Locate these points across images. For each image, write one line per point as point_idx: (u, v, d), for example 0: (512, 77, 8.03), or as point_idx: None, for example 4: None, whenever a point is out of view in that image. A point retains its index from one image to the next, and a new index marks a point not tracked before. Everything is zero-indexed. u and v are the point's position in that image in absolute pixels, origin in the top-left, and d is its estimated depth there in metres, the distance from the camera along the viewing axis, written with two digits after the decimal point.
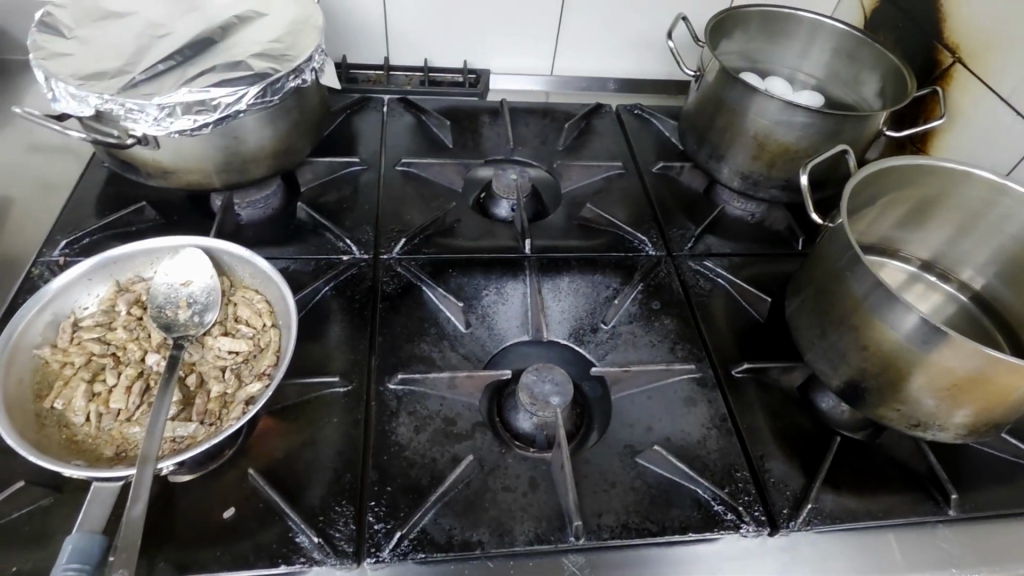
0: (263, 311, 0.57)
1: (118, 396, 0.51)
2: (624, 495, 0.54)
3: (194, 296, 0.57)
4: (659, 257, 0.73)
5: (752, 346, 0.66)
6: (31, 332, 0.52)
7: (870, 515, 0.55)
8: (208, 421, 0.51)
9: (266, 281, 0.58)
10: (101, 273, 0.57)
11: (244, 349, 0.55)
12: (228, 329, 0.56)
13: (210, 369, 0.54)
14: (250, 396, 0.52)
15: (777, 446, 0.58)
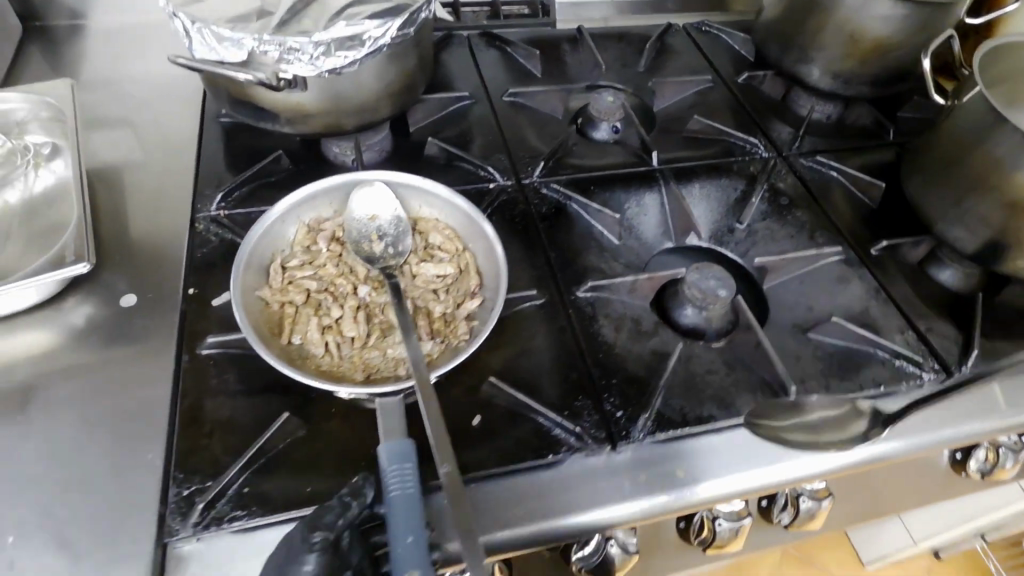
0: (454, 235, 0.60)
1: (349, 325, 0.54)
2: (814, 364, 0.60)
3: (385, 229, 0.59)
4: (772, 159, 0.78)
5: (879, 227, 0.72)
6: (250, 276, 0.54)
7: (1020, 354, 0.62)
8: (438, 339, 0.55)
9: (450, 208, 0.61)
10: (292, 216, 0.58)
11: (449, 273, 0.58)
12: (426, 255, 0.59)
13: (421, 292, 0.57)
14: (471, 312, 0.56)
15: (929, 308, 0.65)
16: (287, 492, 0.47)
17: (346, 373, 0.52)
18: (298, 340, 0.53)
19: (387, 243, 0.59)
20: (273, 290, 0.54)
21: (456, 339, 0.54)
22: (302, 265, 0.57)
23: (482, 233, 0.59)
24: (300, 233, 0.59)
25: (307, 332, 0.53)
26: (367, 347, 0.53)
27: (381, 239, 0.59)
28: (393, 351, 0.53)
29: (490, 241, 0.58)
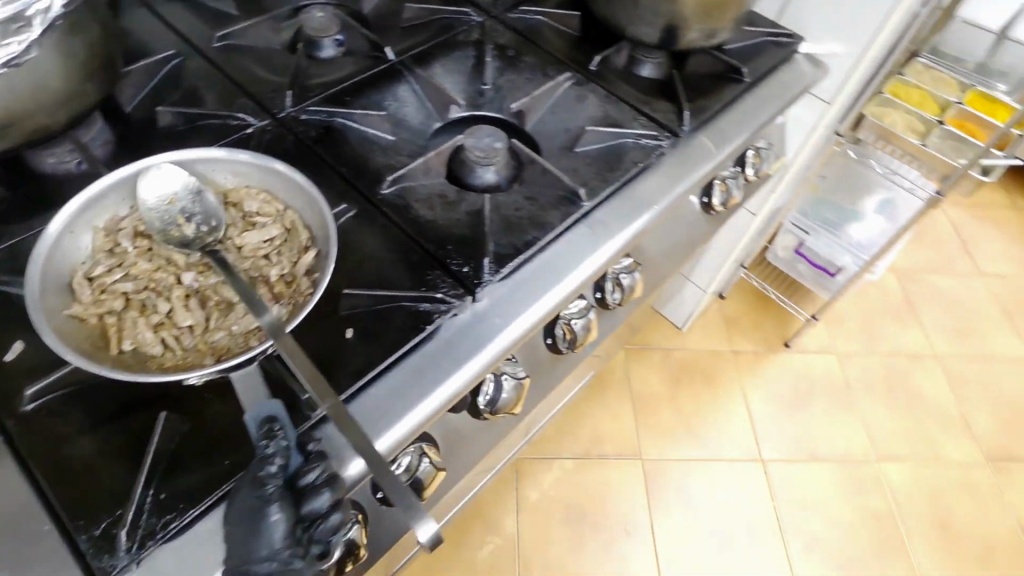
0: (270, 198, 0.60)
1: (182, 315, 0.52)
2: (589, 169, 0.72)
3: (188, 208, 0.55)
4: (485, 20, 0.86)
5: (588, 49, 0.85)
6: (49, 297, 0.50)
7: (715, 103, 0.82)
8: (283, 301, 0.55)
9: (255, 171, 0.60)
10: (79, 222, 0.55)
11: (276, 233, 0.58)
12: (251, 224, 0.58)
13: (254, 262, 0.57)
14: (309, 263, 0.56)
15: (646, 96, 0.81)
16: (204, 480, 0.46)
17: (193, 363, 0.50)
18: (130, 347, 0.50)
19: (199, 223, 0.56)
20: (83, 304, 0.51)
21: (300, 294, 0.55)
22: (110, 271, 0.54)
23: (296, 187, 0.59)
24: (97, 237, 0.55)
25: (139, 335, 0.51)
26: (208, 332, 0.52)
27: (190, 222, 0.55)
28: (238, 326, 0.52)
29: (306, 190, 0.58)
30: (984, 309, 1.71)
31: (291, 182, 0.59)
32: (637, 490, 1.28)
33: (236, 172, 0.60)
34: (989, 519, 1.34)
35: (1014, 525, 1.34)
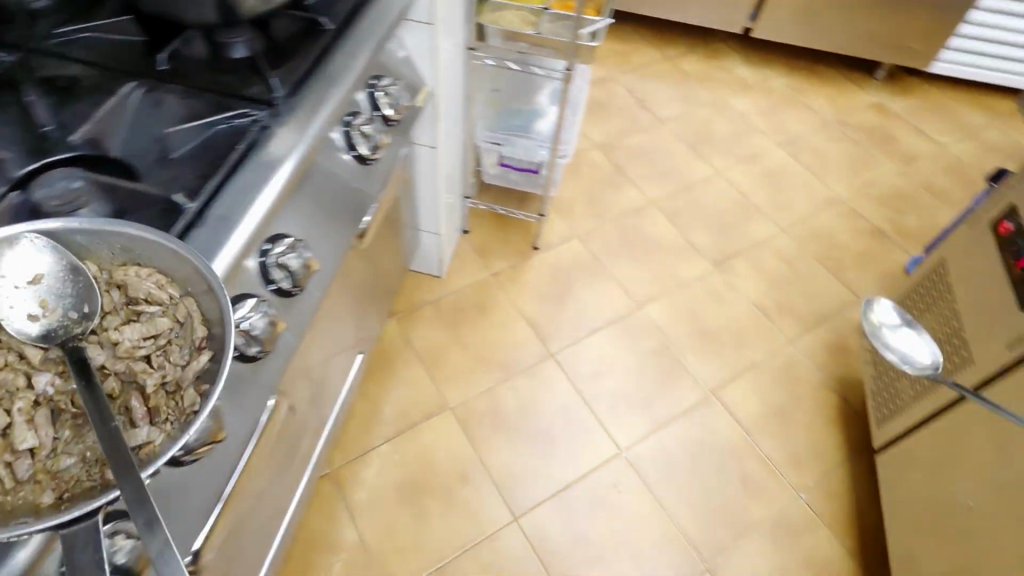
0: (161, 287, 0.50)
1: (20, 436, 0.43)
2: (186, 171, 0.67)
3: (52, 290, 0.47)
4: (18, 57, 0.75)
5: (153, 49, 0.78)
6: None
7: (305, 59, 0.80)
8: (159, 418, 0.47)
9: (141, 249, 0.50)
10: None
11: (162, 326, 0.50)
12: (133, 317, 0.50)
13: (124, 356, 0.49)
14: (198, 376, 0.49)
15: (231, 76, 0.77)
16: None
17: (25, 499, 0.41)
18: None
19: (67, 308, 0.48)
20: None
21: (183, 411, 0.48)
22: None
23: (192, 288, 0.51)
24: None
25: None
26: (51, 456, 0.43)
27: (45, 315, 0.47)
28: (93, 451, 0.45)
29: (212, 287, 0.49)
30: (676, 151, 1.99)
31: (201, 278, 0.49)
32: (458, 436, 1.32)
33: (126, 247, 0.50)
34: (733, 313, 1.59)
35: (751, 308, 1.61)
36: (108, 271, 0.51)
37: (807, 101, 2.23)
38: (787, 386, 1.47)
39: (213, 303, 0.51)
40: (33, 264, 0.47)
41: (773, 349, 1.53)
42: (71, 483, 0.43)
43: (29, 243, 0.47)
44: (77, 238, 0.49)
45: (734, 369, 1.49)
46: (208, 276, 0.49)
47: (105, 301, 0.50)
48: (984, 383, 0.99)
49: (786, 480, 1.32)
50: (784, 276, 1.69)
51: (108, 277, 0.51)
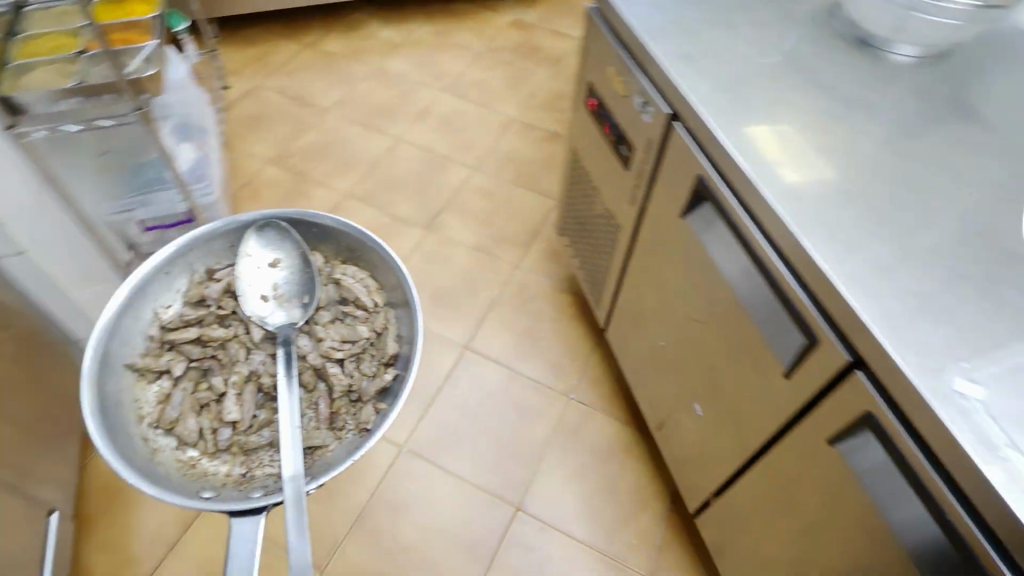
0: (367, 291, 0.87)
1: (241, 403, 0.83)
2: None
3: (279, 292, 0.89)
4: None
5: None
6: (133, 341, 0.77)
7: None
8: (337, 425, 0.80)
9: (339, 235, 0.87)
10: (170, 277, 0.83)
11: (360, 342, 0.88)
12: (354, 350, 0.88)
13: (329, 373, 0.85)
14: (376, 399, 0.81)
15: None
16: None
17: (219, 467, 0.76)
18: (187, 435, 0.77)
19: (305, 300, 0.89)
20: (177, 387, 0.82)
21: (358, 425, 0.80)
22: (172, 381, 0.82)
23: (389, 303, 0.86)
24: (192, 283, 0.87)
25: (223, 438, 0.79)
26: (328, 362, 0.87)
27: (270, 300, 0.89)
28: (364, 383, 0.84)
29: (397, 285, 0.82)
30: (350, 134, 1.94)
31: (398, 291, 0.83)
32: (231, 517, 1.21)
33: (328, 252, 0.90)
34: (457, 265, 1.62)
35: (471, 252, 1.66)
36: (326, 277, 0.90)
37: (454, 40, 2.30)
38: (526, 307, 1.55)
39: (389, 277, 0.84)
40: (269, 260, 0.88)
41: (503, 280, 1.60)
42: (253, 463, 0.77)
43: (282, 230, 0.86)
44: (297, 245, 0.88)
45: (475, 315, 1.53)
46: (372, 274, 0.86)
47: (325, 294, 0.90)
48: (636, 237, 1.08)
49: (552, 389, 1.41)
50: (489, 210, 1.76)
51: (328, 279, 0.90)
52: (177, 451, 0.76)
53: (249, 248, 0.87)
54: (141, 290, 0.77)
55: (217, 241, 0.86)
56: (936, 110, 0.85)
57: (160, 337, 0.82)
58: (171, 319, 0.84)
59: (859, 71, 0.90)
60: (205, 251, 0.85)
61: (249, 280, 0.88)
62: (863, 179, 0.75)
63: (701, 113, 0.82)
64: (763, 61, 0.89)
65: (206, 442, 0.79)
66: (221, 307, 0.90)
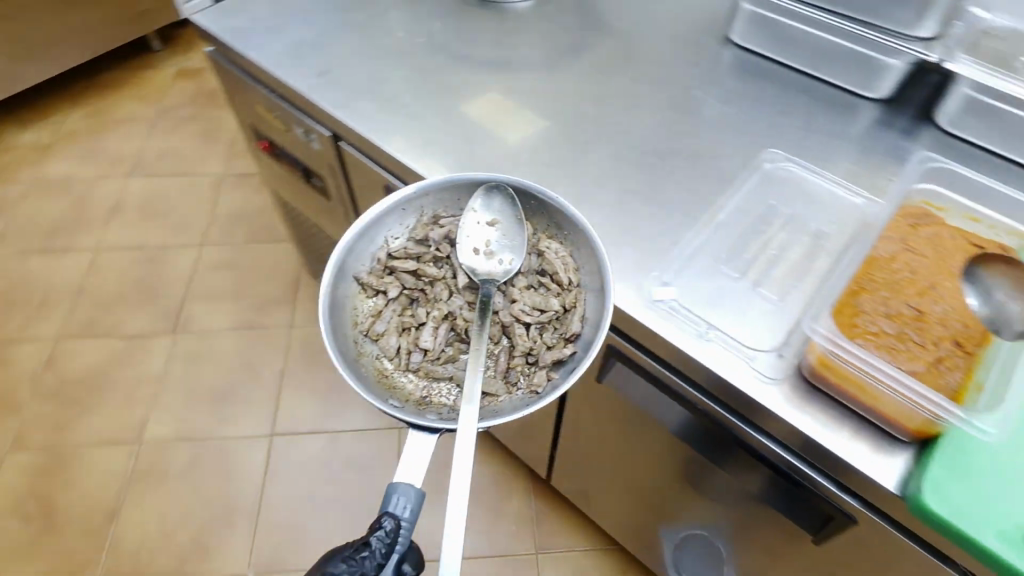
0: (568, 266, 0.64)
1: (428, 338, 0.63)
2: None
3: (491, 244, 0.66)
4: None
5: None
6: (354, 260, 0.63)
7: None
8: (514, 381, 0.60)
9: (570, 226, 0.64)
10: (398, 211, 0.66)
11: (554, 308, 0.63)
12: (545, 321, 0.62)
13: (514, 328, 0.62)
14: (553, 362, 0.59)
15: None
16: None
17: (397, 388, 0.59)
18: (387, 348, 0.61)
19: (500, 255, 0.66)
20: (390, 307, 0.64)
21: (529, 387, 0.59)
22: (388, 300, 0.64)
23: (592, 284, 0.62)
24: (415, 223, 0.67)
25: (414, 359, 0.61)
26: (508, 313, 0.63)
27: (491, 258, 0.66)
28: (540, 356, 0.61)
29: (599, 265, 0.61)
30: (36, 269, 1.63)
31: (596, 262, 0.62)
32: None
33: (552, 225, 0.66)
34: (226, 354, 1.47)
35: (236, 334, 1.50)
36: (535, 242, 0.67)
37: (117, 116, 2.01)
38: (319, 361, 1.46)
39: (591, 270, 0.62)
40: (485, 210, 0.67)
41: (284, 346, 1.48)
42: (433, 395, 0.59)
43: (501, 194, 0.67)
44: (529, 203, 0.66)
45: (270, 396, 1.40)
46: (577, 225, 0.63)
47: (529, 262, 0.66)
48: None
49: (380, 428, 1.36)
50: (236, 281, 1.60)
51: (534, 245, 0.67)
52: (378, 359, 0.60)
53: (474, 208, 0.67)
54: (374, 218, 0.64)
55: (446, 188, 0.66)
56: (563, 42, 0.91)
57: (388, 262, 0.65)
58: (398, 248, 0.66)
59: (487, 31, 0.92)
60: (429, 197, 0.67)
61: (470, 229, 0.66)
62: (524, 134, 0.78)
63: (357, 130, 0.79)
64: (398, 53, 0.88)
65: (400, 356, 0.61)
66: (425, 257, 0.67)
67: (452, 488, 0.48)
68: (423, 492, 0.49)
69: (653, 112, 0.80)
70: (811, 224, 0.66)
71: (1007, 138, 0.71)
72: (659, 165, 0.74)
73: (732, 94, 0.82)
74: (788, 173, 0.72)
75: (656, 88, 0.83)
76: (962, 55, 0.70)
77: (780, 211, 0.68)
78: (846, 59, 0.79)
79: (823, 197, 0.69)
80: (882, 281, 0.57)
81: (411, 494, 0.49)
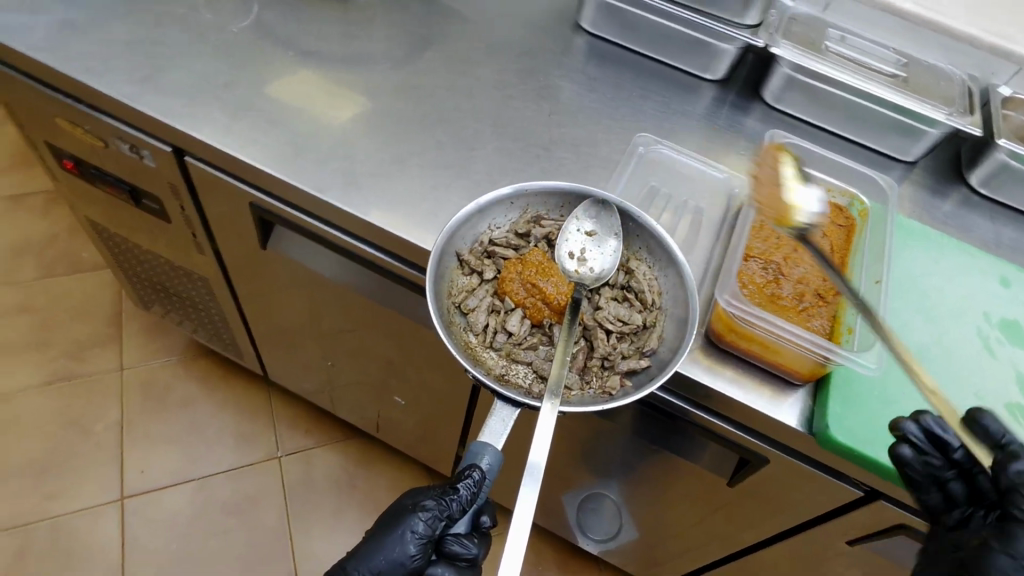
0: (653, 290, 0.62)
1: (516, 322, 0.62)
2: None
3: (585, 253, 0.64)
4: None
5: None
6: (460, 235, 0.62)
7: None
8: (588, 378, 0.60)
9: (657, 249, 0.62)
10: (507, 200, 0.65)
11: (635, 322, 0.62)
12: (625, 332, 0.62)
13: (596, 333, 0.61)
14: (628, 371, 0.59)
15: None
16: None
17: (485, 361, 0.60)
18: (475, 324, 0.62)
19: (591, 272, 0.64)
20: (483, 287, 0.64)
21: (602, 387, 0.58)
22: (485, 281, 0.64)
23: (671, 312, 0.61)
24: (519, 219, 0.66)
25: (499, 339, 0.62)
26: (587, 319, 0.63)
27: (583, 263, 0.63)
28: (613, 367, 0.60)
29: (685, 292, 0.59)
30: None
31: (681, 293, 0.60)
32: None
33: (644, 248, 0.64)
34: (41, 417, 1.22)
35: (48, 390, 1.25)
36: (624, 258, 0.65)
37: None
38: (165, 404, 1.27)
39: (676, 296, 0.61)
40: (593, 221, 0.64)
41: (118, 393, 1.27)
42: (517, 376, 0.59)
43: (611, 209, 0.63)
44: (629, 224, 0.63)
45: (111, 455, 1.20)
46: (667, 252, 0.61)
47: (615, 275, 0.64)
48: (229, 279, 0.92)
49: (256, 462, 1.23)
50: (35, 325, 1.32)
51: (622, 260, 0.64)
52: (464, 331, 0.61)
53: (578, 215, 0.64)
54: (482, 205, 0.63)
55: (555, 192, 0.64)
56: (419, 31, 0.87)
57: (488, 245, 0.65)
58: (501, 236, 0.65)
59: (334, 22, 0.85)
60: (535, 197, 0.65)
61: (570, 236, 0.64)
62: (401, 133, 0.74)
63: (208, 141, 0.68)
64: (236, 49, 0.78)
65: (486, 334, 0.62)
66: (523, 250, 0.65)
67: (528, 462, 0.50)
68: (502, 455, 0.55)
69: (525, 103, 0.81)
70: (689, 202, 0.72)
71: (822, 111, 0.83)
72: (544, 157, 0.75)
73: (592, 80, 0.86)
74: (660, 156, 0.77)
75: (522, 78, 0.84)
76: (783, 40, 0.78)
77: (660, 192, 0.73)
78: (687, 45, 0.85)
79: (693, 175, 0.75)
80: (530, 301, 0.63)
81: (492, 453, 0.54)
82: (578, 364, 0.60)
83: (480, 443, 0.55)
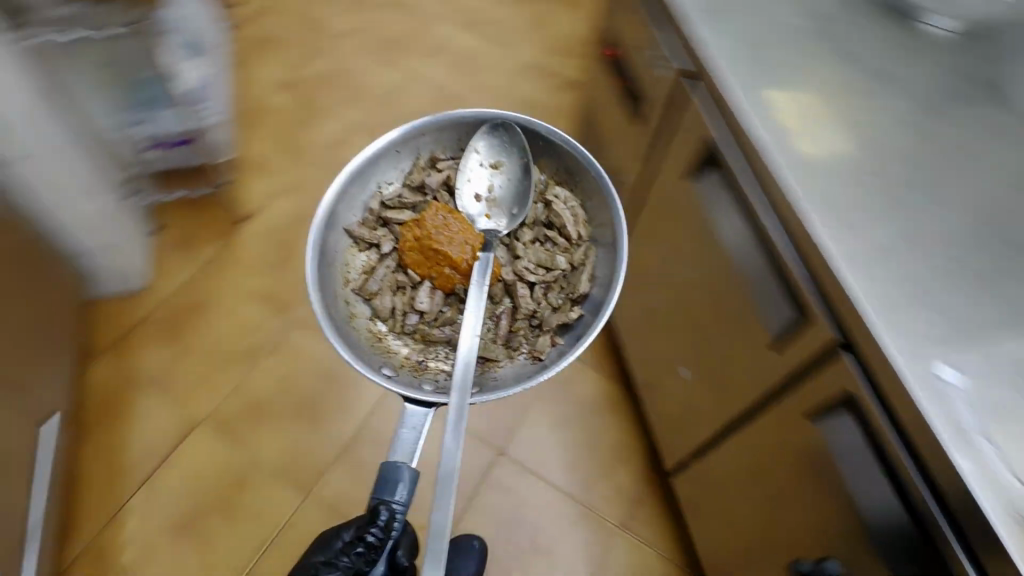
0: (579, 220, 0.66)
1: (425, 295, 0.62)
2: None
3: (494, 192, 0.68)
4: None
5: None
6: (353, 198, 0.61)
7: None
8: (513, 347, 0.60)
9: (594, 182, 0.63)
10: (404, 146, 0.65)
11: (557, 268, 0.64)
12: (549, 281, 0.64)
13: (517, 288, 0.63)
14: (558, 327, 0.59)
15: None
16: None
17: (384, 355, 0.57)
18: (379, 308, 0.60)
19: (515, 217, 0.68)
20: (381, 261, 0.62)
21: (531, 352, 0.58)
22: (383, 255, 0.63)
23: (599, 240, 0.63)
24: (412, 162, 0.67)
25: (409, 321, 0.60)
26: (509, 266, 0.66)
27: (492, 201, 0.69)
28: (545, 326, 0.60)
29: (611, 213, 0.61)
30: (362, 66, 1.89)
31: (606, 215, 0.62)
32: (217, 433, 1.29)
33: (562, 168, 0.67)
34: None
35: None
36: (542, 189, 0.69)
37: None
38: None
39: (604, 227, 0.62)
40: (499, 156, 0.67)
41: None
42: (430, 366, 0.58)
43: (516, 131, 0.66)
44: (538, 142, 0.67)
45: None
46: (596, 182, 0.63)
47: (535, 211, 0.69)
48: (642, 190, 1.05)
49: None
50: None
51: (542, 192, 0.69)
52: (367, 322, 0.59)
53: (479, 148, 0.67)
54: (370, 156, 0.62)
55: (448, 124, 0.66)
56: (961, 89, 0.82)
57: (381, 205, 0.63)
58: (392, 194, 0.64)
59: (892, 42, 0.85)
60: (428, 136, 0.66)
61: (473, 172, 0.68)
62: (879, 161, 0.73)
63: (719, 69, 0.79)
64: (792, 23, 0.86)
65: (394, 316, 0.60)
66: (422, 204, 0.65)
67: (445, 486, 0.47)
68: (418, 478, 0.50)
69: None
70: None
71: None
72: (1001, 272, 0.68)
73: None
74: None
75: None
76: None
77: None
78: None
79: None
80: (436, 270, 0.62)
81: (409, 470, 0.49)
82: (506, 317, 0.61)
83: (393, 461, 0.50)
